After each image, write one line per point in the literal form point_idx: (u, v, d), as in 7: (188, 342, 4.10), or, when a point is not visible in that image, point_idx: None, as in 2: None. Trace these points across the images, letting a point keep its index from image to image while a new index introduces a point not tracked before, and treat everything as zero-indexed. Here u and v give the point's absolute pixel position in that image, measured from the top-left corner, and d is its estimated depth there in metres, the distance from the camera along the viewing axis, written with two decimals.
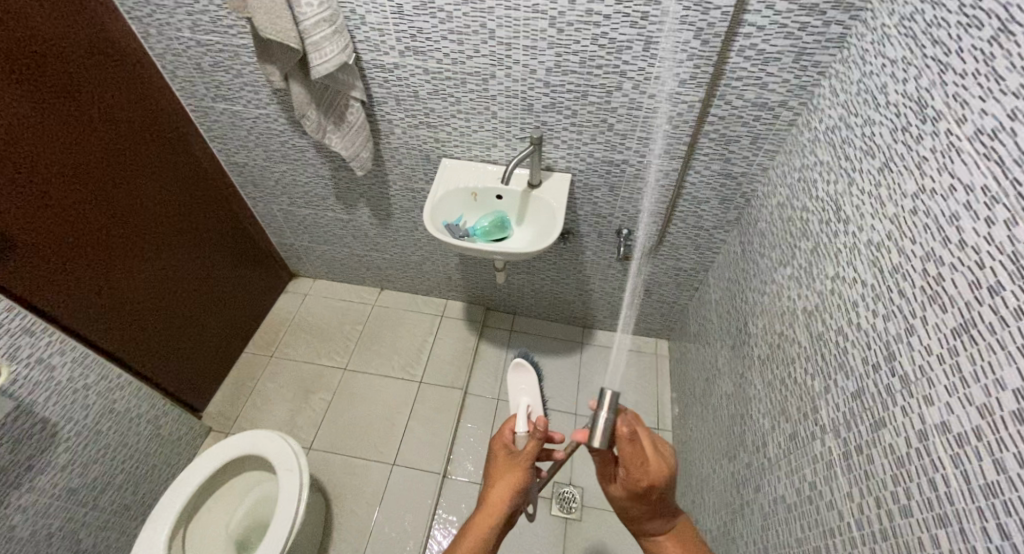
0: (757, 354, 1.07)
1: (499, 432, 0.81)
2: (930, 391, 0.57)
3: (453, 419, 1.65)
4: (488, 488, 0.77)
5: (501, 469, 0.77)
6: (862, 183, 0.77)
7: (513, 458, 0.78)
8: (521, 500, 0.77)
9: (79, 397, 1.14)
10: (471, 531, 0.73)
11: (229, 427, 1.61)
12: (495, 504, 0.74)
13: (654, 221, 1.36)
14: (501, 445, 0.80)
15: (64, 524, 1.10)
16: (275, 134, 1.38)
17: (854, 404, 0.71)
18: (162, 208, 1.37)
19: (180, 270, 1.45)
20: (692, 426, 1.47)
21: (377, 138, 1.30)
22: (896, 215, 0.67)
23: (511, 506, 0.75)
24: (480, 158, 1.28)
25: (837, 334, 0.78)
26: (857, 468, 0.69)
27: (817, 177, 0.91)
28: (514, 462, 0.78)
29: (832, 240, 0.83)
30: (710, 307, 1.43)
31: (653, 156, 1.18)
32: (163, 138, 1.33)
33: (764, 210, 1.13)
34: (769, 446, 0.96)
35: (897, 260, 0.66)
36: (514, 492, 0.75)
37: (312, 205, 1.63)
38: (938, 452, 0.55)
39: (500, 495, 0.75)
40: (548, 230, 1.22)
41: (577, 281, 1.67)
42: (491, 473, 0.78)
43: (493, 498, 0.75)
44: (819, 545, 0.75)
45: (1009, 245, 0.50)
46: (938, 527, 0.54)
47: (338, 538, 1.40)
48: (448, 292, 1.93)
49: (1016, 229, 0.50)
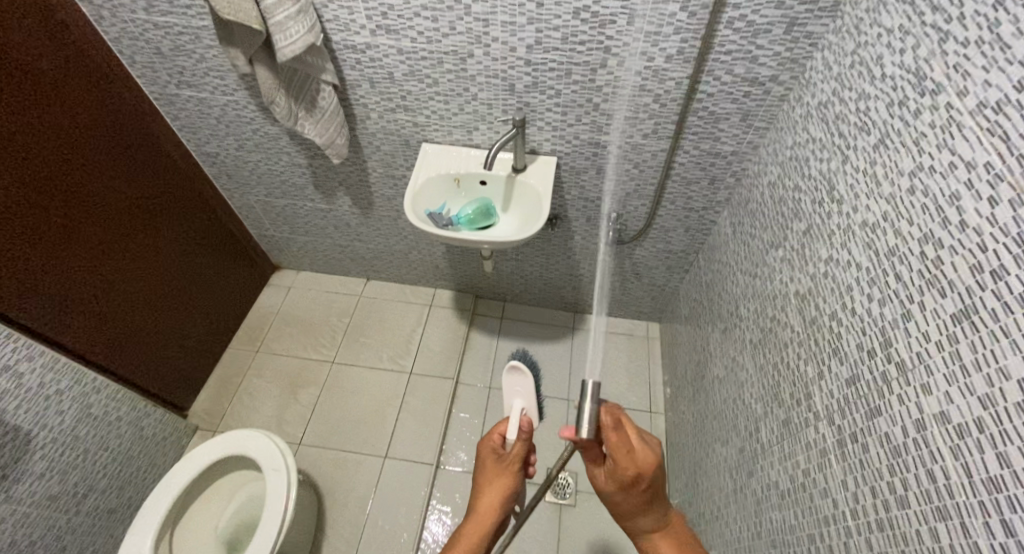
0: (748, 338, 1.05)
1: (487, 437, 0.78)
2: (929, 379, 0.55)
3: (445, 409, 1.63)
4: (477, 496, 0.76)
5: (487, 477, 0.76)
6: (856, 161, 0.74)
7: (501, 463, 0.77)
8: (511, 505, 0.78)
9: (52, 403, 1.10)
10: (460, 541, 0.73)
11: (215, 425, 1.59)
12: (485, 512, 0.75)
13: (642, 204, 1.32)
14: (489, 450, 0.77)
15: (46, 533, 1.08)
16: (246, 122, 1.32)
17: (849, 391, 0.69)
18: (131, 204, 1.31)
19: (152, 268, 1.40)
20: (684, 409, 1.46)
21: (353, 124, 1.25)
22: (893, 195, 0.64)
23: (499, 513, 0.75)
24: (461, 142, 1.23)
25: (830, 319, 0.75)
26: (851, 457, 0.67)
27: (809, 155, 0.88)
28: (501, 468, 0.76)
29: (824, 220, 0.80)
30: (701, 290, 1.40)
31: (641, 137, 1.13)
32: (129, 131, 1.27)
33: (755, 190, 1.10)
34: (762, 432, 0.94)
35: (894, 242, 0.63)
36: (502, 498, 0.75)
37: (290, 195, 1.57)
38: (937, 444, 0.53)
39: (489, 503, 0.75)
40: (535, 216, 1.18)
41: (566, 267, 1.64)
42: (480, 481, 0.78)
43: (481, 505, 0.75)
44: (814, 533, 0.74)
45: (1014, 226, 0.47)
46: (937, 520, 0.52)
47: (333, 533, 1.39)
48: (436, 281, 1.89)
49: (1021, 210, 0.47)
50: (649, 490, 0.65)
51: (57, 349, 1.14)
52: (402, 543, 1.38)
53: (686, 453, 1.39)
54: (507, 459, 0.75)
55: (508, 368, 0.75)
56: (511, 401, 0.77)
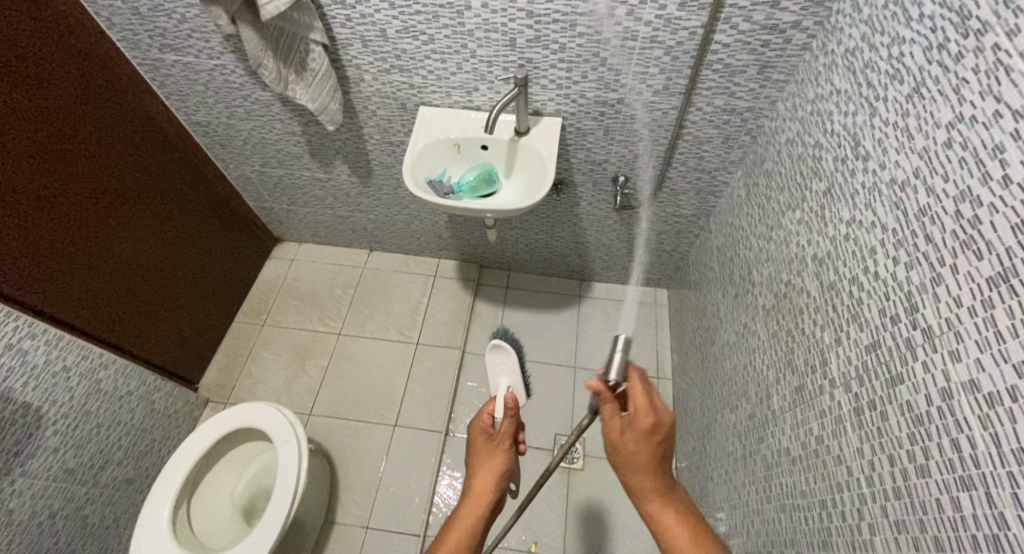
0: (761, 304, 1.02)
1: (478, 417, 0.82)
2: (958, 346, 0.52)
3: (452, 378, 1.63)
4: (469, 481, 0.77)
5: (481, 457, 0.79)
6: (885, 113, 0.68)
7: (491, 444, 0.80)
8: (503, 490, 0.78)
9: (60, 379, 1.10)
10: (454, 523, 0.73)
11: (226, 397, 1.61)
12: (478, 495, 0.75)
13: (652, 165, 1.27)
14: (479, 430, 0.81)
15: (66, 504, 1.11)
16: (236, 88, 1.26)
17: (868, 357, 0.66)
18: (119, 176, 1.25)
19: (146, 243, 1.36)
20: (692, 375, 1.45)
21: (346, 88, 1.19)
22: (927, 151, 0.59)
23: (493, 495, 0.76)
24: (461, 104, 1.18)
25: (851, 284, 0.72)
26: (869, 425, 0.65)
27: (832, 109, 0.82)
28: (493, 445, 0.79)
29: (847, 179, 0.76)
30: (711, 254, 1.37)
31: (651, 94, 1.07)
32: (114, 99, 1.22)
33: (772, 148, 1.04)
34: (773, 398, 0.93)
35: (925, 201, 0.59)
36: (495, 478, 0.76)
37: (287, 165, 1.53)
38: (964, 413, 0.51)
39: (482, 486, 0.76)
40: (539, 182, 1.14)
41: (572, 234, 1.60)
42: (471, 466, 0.79)
43: (473, 490, 0.76)
44: (826, 499, 0.73)
45: None
46: (961, 490, 0.50)
47: (347, 499, 1.42)
48: (439, 251, 1.86)
49: None
50: (661, 448, 0.66)
51: (62, 327, 1.15)
52: (414, 507, 1.41)
53: (694, 417, 1.39)
54: (498, 438, 0.79)
55: (491, 349, 0.93)
56: (497, 380, 0.95)
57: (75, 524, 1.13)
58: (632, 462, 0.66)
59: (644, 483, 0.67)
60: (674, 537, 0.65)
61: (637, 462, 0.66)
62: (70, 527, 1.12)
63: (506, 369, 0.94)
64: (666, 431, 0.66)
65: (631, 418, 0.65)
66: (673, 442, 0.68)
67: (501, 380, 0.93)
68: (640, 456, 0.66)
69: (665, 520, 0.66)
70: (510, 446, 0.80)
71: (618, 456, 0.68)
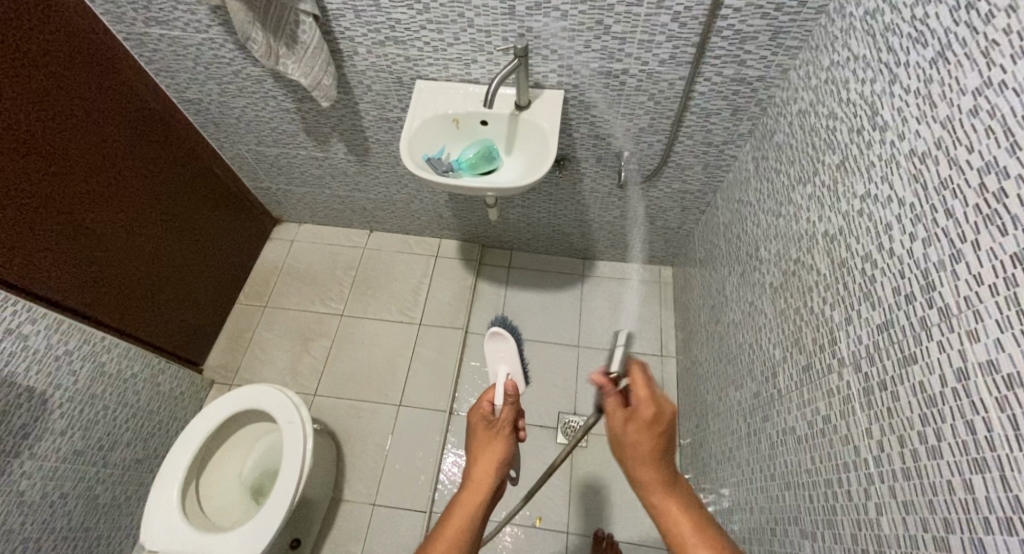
0: (768, 282, 1.00)
1: (478, 405, 0.83)
2: (977, 326, 0.50)
3: (455, 358, 1.63)
4: (471, 468, 0.77)
5: (481, 445, 0.78)
6: (906, 80, 0.64)
7: (491, 430, 0.80)
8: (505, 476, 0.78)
9: (63, 363, 1.10)
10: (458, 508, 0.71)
11: (231, 378, 1.62)
12: (480, 480, 0.74)
13: (657, 139, 1.23)
14: (478, 417, 0.82)
15: (77, 484, 1.13)
16: (226, 63, 1.22)
17: (880, 336, 0.65)
18: (106, 154, 1.20)
19: (137, 226, 1.31)
20: (696, 354, 1.44)
21: (340, 62, 1.15)
22: (950, 120, 0.56)
23: (494, 481, 0.75)
24: (458, 77, 1.14)
25: (863, 261, 0.70)
26: (878, 405, 0.64)
27: (849, 76, 0.78)
28: (493, 432, 0.80)
29: (863, 151, 0.72)
30: (718, 231, 1.33)
31: (657, 63, 1.03)
32: (96, 73, 1.16)
33: (782, 120, 1.00)
34: (780, 377, 0.91)
35: (946, 174, 0.56)
36: (495, 464, 0.76)
37: (282, 143, 1.49)
38: (980, 394, 0.49)
39: (483, 472, 0.75)
40: (540, 158, 1.11)
41: (575, 212, 1.57)
42: (472, 453, 0.79)
43: (475, 476, 0.75)
44: (831, 478, 0.72)
45: None
46: (974, 472, 0.49)
47: (353, 477, 1.44)
48: (440, 230, 1.84)
49: None
50: (665, 438, 0.67)
51: (65, 312, 1.15)
52: (420, 484, 1.43)
53: (698, 396, 1.38)
54: (498, 424, 0.80)
55: (490, 336, 0.95)
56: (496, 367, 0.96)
57: (87, 503, 1.15)
58: (635, 451, 0.67)
59: (646, 473, 0.67)
60: (678, 525, 0.64)
61: (639, 451, 0.67)
62: (82, 506, 1.14)
63: (506, 354, 0.96)
64: (670, 421, 0.67)
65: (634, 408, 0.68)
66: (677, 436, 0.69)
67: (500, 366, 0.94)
68: (643, 445, 0.67)
69: (668, 508, 0.65)
70: (510, 433, 0.81)
71: (622, 447, 0.69)
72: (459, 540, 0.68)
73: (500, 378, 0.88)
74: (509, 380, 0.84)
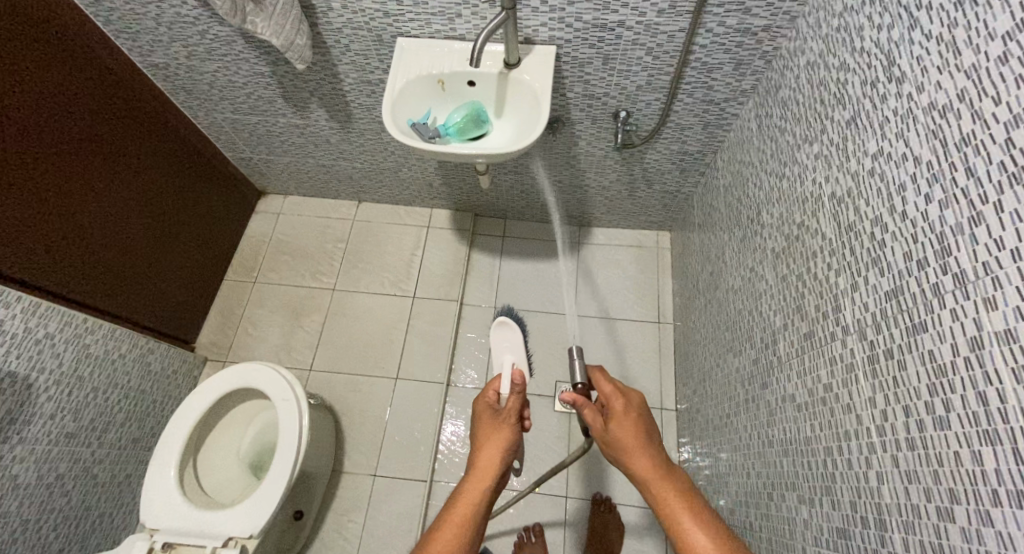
0: (769, 247, 0.97)
1: (483, 394, 0.80)
2: (995, 292, 0.47)
3: (451, 330, 1.61)
4: (475, 455, 0.75)
5: (486, 431, 0.77)
6: (929, 24, 0.59)
7: (496, 420, 0.78)
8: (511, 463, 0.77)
9: (46, 346, 1.07)
10: (461, 497, 0.71)
11: (224, 356, 1.60)
12: (486, 467, 0.74)
13: (656, 98, 1.17)
14: (484, 406, 0.78)
15: (72, 465, 1.12)
16: (191, 23, 1.14)
17: (888, 304, 0.61)
18: (60, 122, 1.09)
19: (102, 200, 1.22)
20: (694, 319, 1.42)
21: (314, 19, 1.07)
22: (976, 68, 0.52)
23: (499, 469, 0.74)
24: (442, 34, 1.06)
25: (873, 225, 0.66)
26: (884, 375, 0.61)
27: (863, 23, 0.72)
28: (497, 422, 0.77)
29: (877, 105, 0.67)
30: (717, 194, 1.29)
31: (655, 14, 0.96)
32: (48, 33, 1.05)
33: (788, 74, 0.94)
34: (780, 344, 0.89)
35: (970, 127, 0.51)
36: (500, 450, 0.75)
37: (260, 111, 1.42)
38: (994, 364, 0.46)
39: (488, 457, 0.74)
40: (532, 121, 1.05)
41: (570, 177, 1.51)
42: (477, 440, 0.77)
43: (481, 461, 0.74)
44: (831, 446, 0.71)
45: None
46: (983, 444, 0.47)
47: (352, 449, 1.44)
48: (432, 199, 1.78)
49: None
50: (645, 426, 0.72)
51: (58, 299, 1.14)
52: (419, 456, 1.43)
53: (694, 361, 1.37)
54: (500, 413, 0.78)
55: (496, 324, 0.94)
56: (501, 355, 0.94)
57: (85, 485, 1.15)
58: (625, 444, 0.71)
59: (639, 462, 0.69)
60: (678, 513, 0.65)
61: (628, 443, 0.71)
62: (80, 487, 1.14)
63: (511, 344, 0.95)
64: (641, 411, 0.74)
65: (608, 405, 0.74)
66: (655, 424, 0.74)
67: (506, 354, 0.92)
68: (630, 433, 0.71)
69: (667, 500, 0.66)
70: (516, 421, 0.78)
71: (611, 447, 0.73)
72: (460, 535, 0.68)
73: (505, 365, 0.83)
74: (516, 370, 0.79)
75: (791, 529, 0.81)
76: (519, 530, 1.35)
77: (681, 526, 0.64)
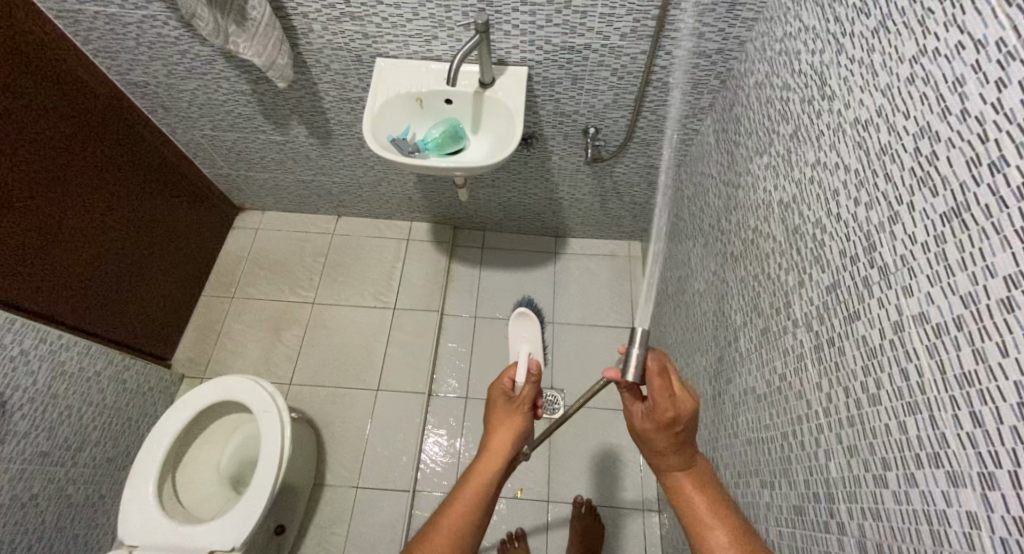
0: (729, 251, 1.03)
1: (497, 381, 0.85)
2: (911, 281, 0.53)
3: (433, 339, 1.64)
4: (488, 438, 0.80)
5: (500, 417, 0.82)
6: (851, 50, 0.67)
7: (510, 406, 0.83)
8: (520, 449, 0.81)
9: (19, 364, 1.05)
10: (473, 478, 0.73)
11: (201, 373, 1.59)
12: (497, 450, 0.77)
13: (621, 115, 1.25)
14: (500, 392, 0.84)
15: (46, 485, 1.09)
16: (172, 42, 1.16)
17: (830, 297, 0.68)
18: (16, 130, 1.06)
19: (70, 213, 1.20)
20: (666, 323, 1.48)
21: (295, 40, 1.11)
22: (890, 88, 0.59)
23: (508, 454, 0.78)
24: (420, 55, 1.12)
25: (814, 227, 0.73)
26: (827, 360, 0.67)
27: (800, 47, 0.80)
28: (512, 409, 0.82)
29: (814, 120, 0.75)
30: (682, 204, 1.37)
31: (618, 37, 1.03)
32: (18, 50, 1.05)
33: (740, 92, 1.03)
34: (741, 340, 0.96)
35: (887, 139, 0.59)
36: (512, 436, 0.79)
37: (239, 128, 1.44)
38: (913, 344, 0.52)
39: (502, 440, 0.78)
40: (506, 136, 1.11)
41: (544, 190, 1.58)
42: (490, 426, 0.82)
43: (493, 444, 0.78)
44: (787, 431, 0.77)
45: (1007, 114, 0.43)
46: (906, 415, 0.53)
47: (335, 462, 1.44)
48: (411, 213, 1.82)
49: (1009, 92, 0.43)
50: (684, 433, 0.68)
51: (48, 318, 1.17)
52: (402, 464, 1.44)
53: None
54: (517, 402, 0.83)
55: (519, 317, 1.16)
56: (519, 343, 1.12)
57: (59, 505, 1.13)
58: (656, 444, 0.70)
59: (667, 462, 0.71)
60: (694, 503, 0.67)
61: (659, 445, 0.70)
62: (54, 508, 1.11)
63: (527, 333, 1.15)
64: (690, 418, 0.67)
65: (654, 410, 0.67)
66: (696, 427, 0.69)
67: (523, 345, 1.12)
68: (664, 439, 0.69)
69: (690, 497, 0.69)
70: (527, 409, 0.83)
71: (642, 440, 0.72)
72: (468, 516, 0.69)
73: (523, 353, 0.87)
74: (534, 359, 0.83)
75: (756, 512, 0.86)
76: (501, 534, 1.38)
77: (698, 517, 0.66)
